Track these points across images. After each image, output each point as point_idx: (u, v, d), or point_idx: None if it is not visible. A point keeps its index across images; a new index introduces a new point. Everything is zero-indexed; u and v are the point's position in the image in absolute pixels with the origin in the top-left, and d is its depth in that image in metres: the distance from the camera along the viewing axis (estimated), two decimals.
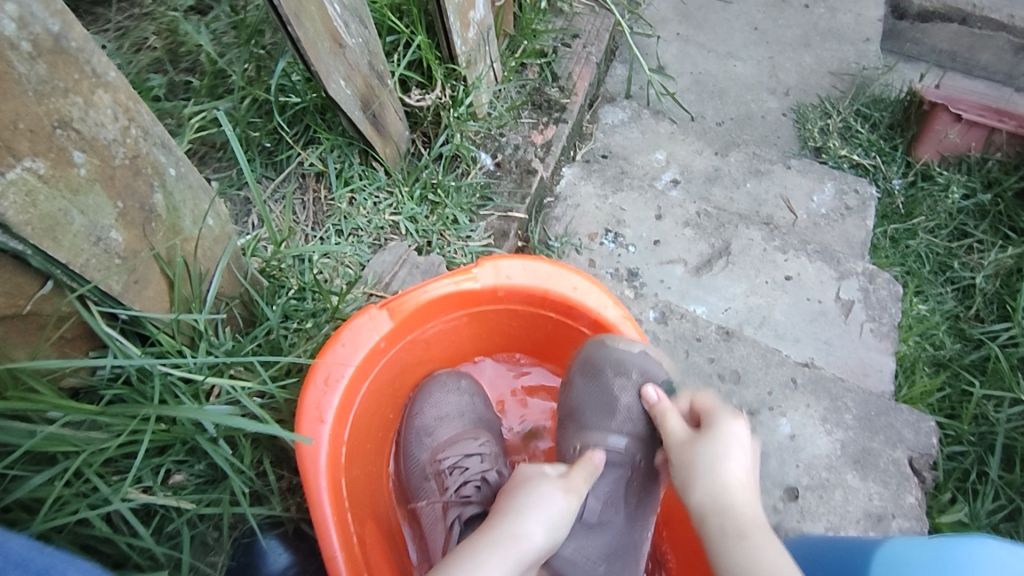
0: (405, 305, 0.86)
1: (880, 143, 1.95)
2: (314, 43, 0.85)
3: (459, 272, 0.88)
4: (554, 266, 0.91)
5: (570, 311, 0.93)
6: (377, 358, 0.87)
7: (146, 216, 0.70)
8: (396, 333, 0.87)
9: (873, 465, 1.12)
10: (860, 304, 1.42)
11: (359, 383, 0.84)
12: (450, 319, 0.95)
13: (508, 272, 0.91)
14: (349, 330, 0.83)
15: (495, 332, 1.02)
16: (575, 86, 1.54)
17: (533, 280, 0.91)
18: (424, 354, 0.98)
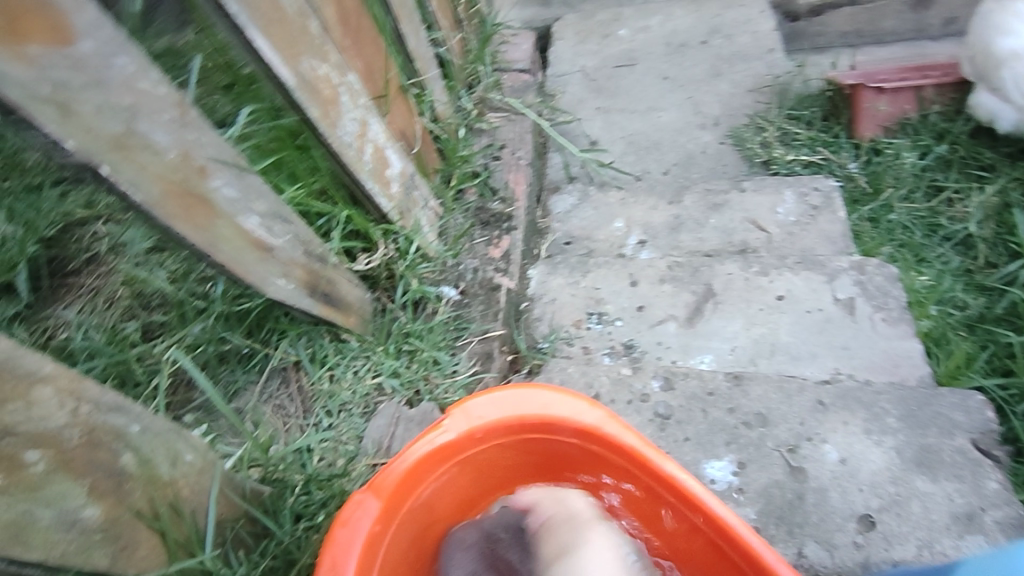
0: (387, 481, 0.81)
1: (820, 136, 1.96)
2: (239, 260, 0.92)
3: (431, 428, 0.84)
4: (518, 390, 0.87)
5: (551, 428, 0.88)
6: (377, 546, 0.80)
7: (118, 480, 0.70)
8: (387, 513, 0.81)
9: (938, 462, 1.04)
10: (862, 297, 1.38)
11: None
12: (439, 477, 0.89)
13: (478, 411, 0.87)
14: (342, 529, 0.76)
15: (492, 472, 0.96)
16: (513, 192, 1.59)
17: (504, 412, 0.87)
18: (427, 520, 0.92)
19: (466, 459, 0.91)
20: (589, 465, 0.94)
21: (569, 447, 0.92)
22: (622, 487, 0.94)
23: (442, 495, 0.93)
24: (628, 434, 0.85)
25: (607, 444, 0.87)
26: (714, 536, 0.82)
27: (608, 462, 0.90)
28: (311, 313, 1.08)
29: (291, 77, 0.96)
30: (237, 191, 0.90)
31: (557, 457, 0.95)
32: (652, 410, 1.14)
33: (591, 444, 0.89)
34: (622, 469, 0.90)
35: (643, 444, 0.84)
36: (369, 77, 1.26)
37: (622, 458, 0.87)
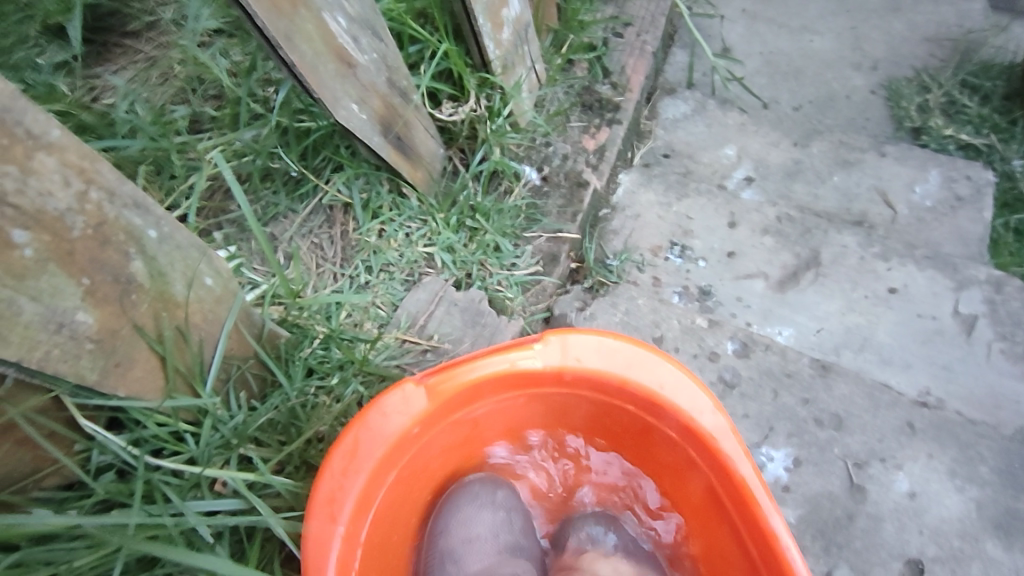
0: (449, 385, 0.73)
1: (993, 117, 1.64)
2: (314, 67, 0.73)
3: (518, 348, 0.75)
4: (635, 352, 0.76)
5: (654, 408, 0.77)
6: (408, 444, 0.74)
7: (123, 288, 0.59)
8: (432, 416, 0.74)
9: (1020, 531, 0.90)
10: (986, 319, 1.18)
11: (381, 475, 0.71)
12: (504, 399, 0.81)
13: (578, 352, 0.76)
14: (375, 414, 0.70)
15: (562, 416, 0.87)
16: (629, 81, 1.36)
17: (609, 365, 0.76)
18: (472, 432, 0.85)
19: (542, 394, 0.82)
20: (674, 462, 0.84)
21: (661, 434, 0.81)
22: (695, 498, 0.83)
23: (498, 415, 0.85)
24: (742, 462, 0.73)
25: (707, 453, 0.76)
26: None
27: (695, 466, 0.80)
28: (378, 155, 0.92)
29: None
30: None
31: (639, 435, 0.84)
32: (717, 372, 1.01)
33: (689, 445, 0.78)
34: (710, 486, 0.79)
35: (755, 481, 0.72)
36: None
37: (718, 475, 0.75)
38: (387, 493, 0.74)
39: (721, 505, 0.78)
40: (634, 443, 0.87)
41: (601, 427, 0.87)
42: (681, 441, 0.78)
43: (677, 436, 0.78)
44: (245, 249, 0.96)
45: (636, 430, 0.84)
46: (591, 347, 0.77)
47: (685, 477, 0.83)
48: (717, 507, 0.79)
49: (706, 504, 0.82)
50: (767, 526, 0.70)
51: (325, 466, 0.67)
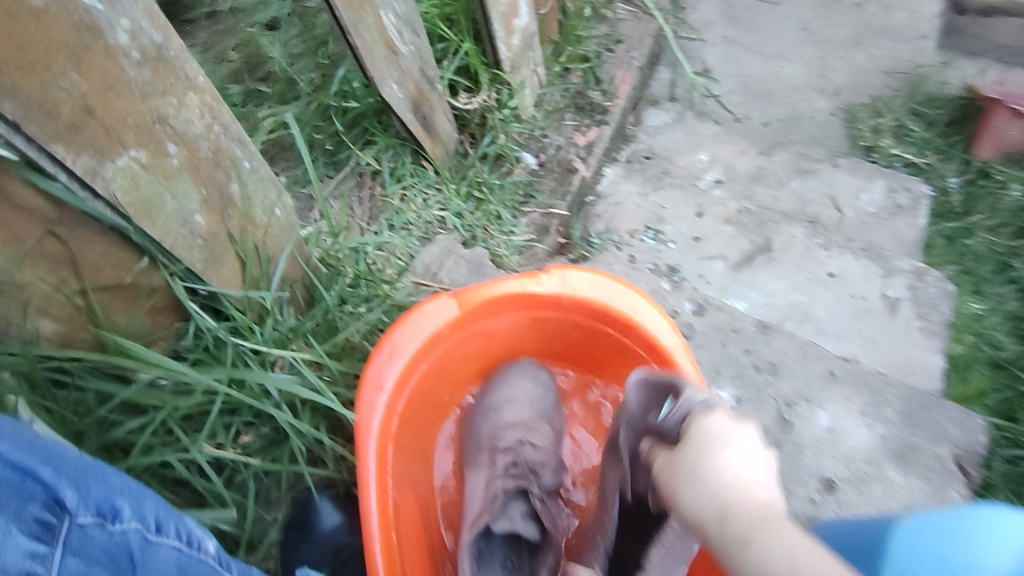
0: (472, 298, 0.92)
1: (935, 140, 1.88)
2: (370, 51, 0.94)
3: (527, 276, 0.95)
4: (618, 284, 0.94)
5: (628, 330, 0.95)
6: (438, 342, 0.93)
7: (224, 203, 0.78)
8: (459, 323, 0.94)
9: (915, 460, 1.11)
10: (907, 301, 1.40)
11: (416, 363, 0.90)
12: (513, 319, 1.01)
13: (574, 283, 0.95)
14: (417, 313, 0.90)
15: (560, 340, 1.06)
16: (617, 89, 1.58)
17: (596, 294, 0.95)
18: (488, 348, 1.05)
19: (542, 318, 1.01)
20: None
21: (633, 354, 0.99)
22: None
23: (509, 334, 1.04)
24: (692, 372, 0.90)
25: (667, 370, 0.94)
26: None
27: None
28: (407, 127, 1.12)
29: None
30: None
31: (618, 359, 1.02)
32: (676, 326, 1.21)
33: (653, 361, 0.95)
34: None
35: (701, 388, 0.90)
36: None
37: None
38: (421, 379, 0.94)
39: None
40: (617, 366, 1.04)
41: (589, 352, 1.05)
42: (648, 358, 0.96)
43: (644, 355, 0.96)
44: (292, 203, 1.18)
45: (616, 353, 1.01)
46: (585, 279, 0.96)
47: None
48: None
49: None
50: None
51: (376, 351, 0.87)
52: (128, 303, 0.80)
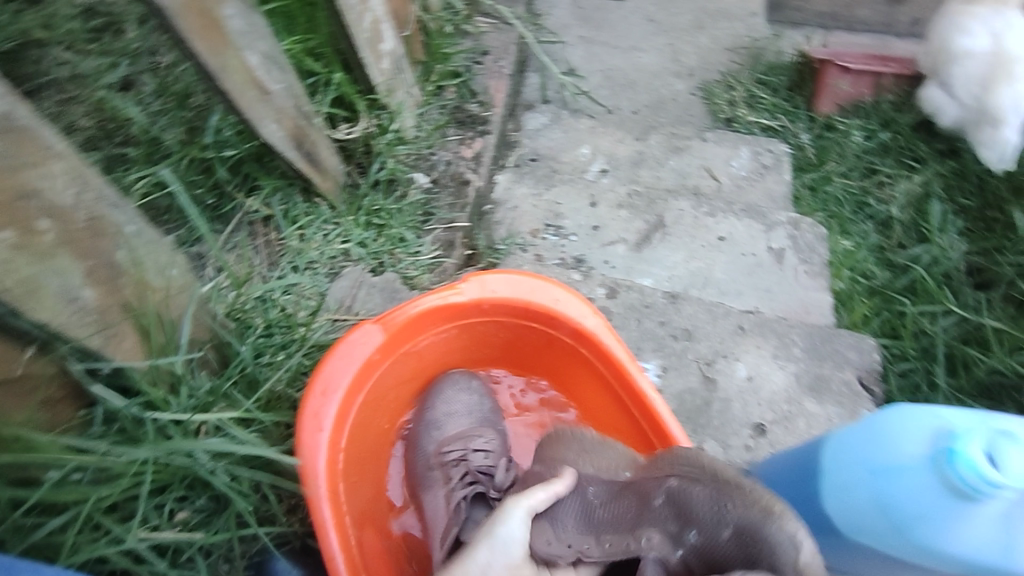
0: (396, 319, 0.90)
1: (782, 104, 2.08)
2: (241, 93, 0.91)
3: (446, 287, 0.93)
4: (535, 279, 0.95)
5: (552, 321, 0.97)
6: (370, 372, 0.90)
7: (113, 272, 0.73)
8: (388, 347, 0.91)
9: (826, 389, 1.21)
10: (790, 250, 1.53)
11: (352, 397, 0.87)
12: (439, 333, 0.99)
13: (493, 285, 0.95)
14: (344, 346, 0.87)
15: (488, 344, 1.06)
16: (493, 99, 1.62)
17: (516, 293, 0.95)
18: (420, 367, 1.03)
19: (468, 324, 1.00)
20: (576, 367, 1.03)
21: (560, 343, 1.00)
22: (597, 401, 1.03)
23: (437, 350, 1.03)
24: (617, 348, 0.94)
25: (596, 350, 0.96)
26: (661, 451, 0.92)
27: (590, 367, 1.00)
28: (294, 166, 1.10)
29: None
30: (246, 23, 0.88)
31: (547, 351, 1.03)
32: None
33: (582, 345, 0.97)
34: (600, 375, 0.99)
35: (628, 361, 0.94)
36: None
37: (605, 365, 0.96)
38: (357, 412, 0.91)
39: (612, 390, 0.98)
40: (547, 359, 1.05)
41: (519, 350, 1.06)
42: (575, 344, 0.98)
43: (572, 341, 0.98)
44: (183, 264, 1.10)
45: (545, 347, 1.03)
46: (503, 280, 0.96)
47: (587, 383, 1.02)
48: (609, 392, 0.99)
49: (603, 401, 1.02)
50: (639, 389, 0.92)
51: (309, 392, 0.83)
52: (23, 399, 0.72)
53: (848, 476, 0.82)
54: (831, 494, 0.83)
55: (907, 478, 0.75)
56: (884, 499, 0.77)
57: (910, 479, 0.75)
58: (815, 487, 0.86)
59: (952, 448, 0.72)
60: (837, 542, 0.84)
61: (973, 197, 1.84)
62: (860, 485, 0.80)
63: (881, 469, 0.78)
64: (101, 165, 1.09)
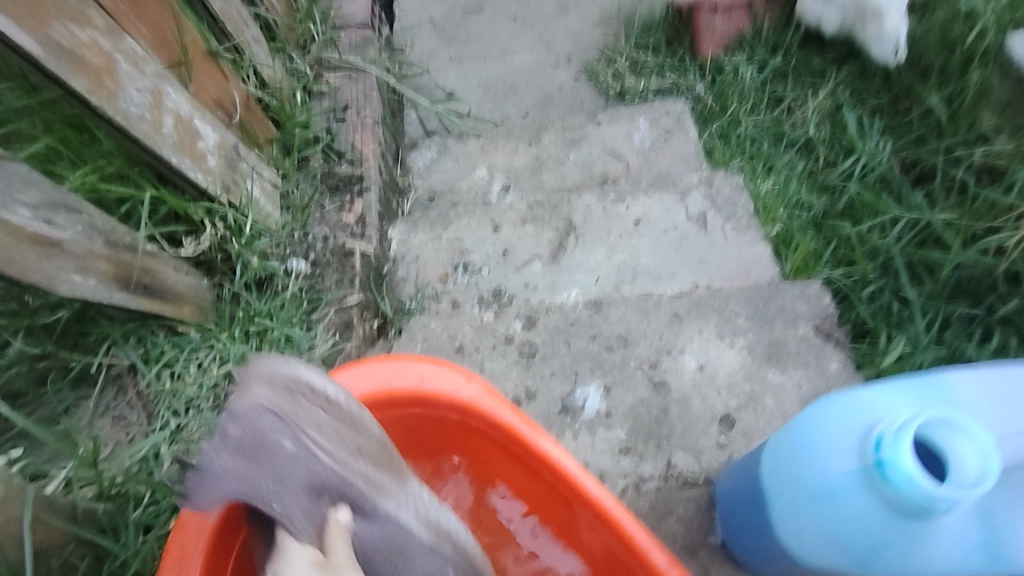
0: None
1: (667, 61, 1.98)
2: (13, 258, 0.78)
3: None
4: (391, 363, 0.81)
5: (427, 402, 0.83)
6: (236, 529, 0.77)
7: None
8: None
9: (785, 353, 1.10)
10: (712, 211, 1.42)
11: (219, 564, 0.75)
12: None
13: (347, 385, 0.80)
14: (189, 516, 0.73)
15: None
16: (362, 153, 1.51)
17: (375, 385, 0.81)
18: None
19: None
20: (478, 442, 0.88)
21: (449, 422, 0.86)
22: (515, 471, 0.88)
23: None
24: (504, 411, 0.80)
25: (485, 420, 0.82)
26: (589, 516, 0.79)
27: (490, 439, 0.85)
28: (129, 308, 0.97)
29: (39, 49, 0.79)
30: None
31: (444, 432, 0.89)
32: (517, 350, 1.13)
33: (469, 419, 0.83)
34: (500, 445, 0.84)
35: (519, 421, 0.80)
36: (160, 43, 1.08)
37: (500, 436, 0.82)
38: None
39: (519, 459, 0.84)
40: (448, 439, 0.91)
41: (414, 440, 0.90)
42: (463, 420, 0.84)
43: (458, 418, 0.84)
44: (40, 454, 0.92)
45: (437, 429, 0.88)
46: (355, 375, 0.81)
47: (497, 455, 0.88)
48: (518, 462, 0.85)
49: (519, 471, 0.87)
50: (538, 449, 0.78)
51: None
52: None
53: (790, 502, 0.70)
54: (782, 524, 0.72)
55: (855, 499, 0.62)
56: (830, 528, 0.65)
57: (849, 504, 0.63)
58: (768, 515, 0.75)
59: (879, 461, 0.59)
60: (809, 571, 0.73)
61: (883, 93, 1.75)
62: (803, 512, 0.68)
63: (819, 494, 0.66)
64: None
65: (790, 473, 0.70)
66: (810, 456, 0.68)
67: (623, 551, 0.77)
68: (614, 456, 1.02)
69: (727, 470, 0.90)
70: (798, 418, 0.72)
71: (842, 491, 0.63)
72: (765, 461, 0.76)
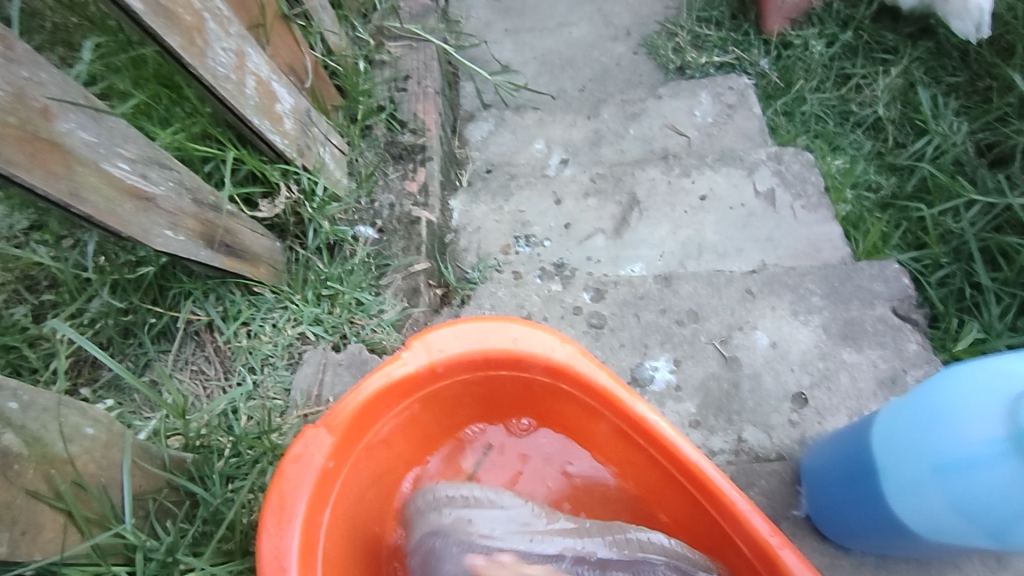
0: (342, 415, 0.76)
1: (731, 35, 1.92)
2: (112, 211, 0.81)
3: (387, 360, 0.79)
4: (484, 323, 0.82)
5: (519, 364, 0.83)
6: (331, 481, 0.76)
7: (2, 463, 0.63)
8: (342, 448, 0.77)
9: (861, 332, 1.08)
10: (780, 187, 1.41)
11: (317, 515, 0.74)
12: (402, 412, 0.85)
13: (440, 344, 0.81)
14: (291, 466, 0.73)
15: (460, 409, 0.91)
16: (424, 123, 1.48)
17: (468, 345, 0.82)
18: (394, 454, 0.88)
19: (430, 394, 0.86)
20: (565, 407, 0.89)
21: (539, 385, 0.87)
22: (602, 437, 0.89)
23: (407, 431, 0.88)
24: (599, 373, 0.81)
25: (577, 383, 0.83)
26: (686, 482, 0.81)
27: (579, 403, 0.86)
28: (212, 266, 1.00)
29: (138, 3, 0.80)
30: (96, 135, 0.78)
31: (531, 396, 0.90)
32: (585, 321, 1.13)
33: (561, 381, 0.84)
34: (592, 409, 0.85)
35: (616, 385, 0.81)
36: (241, 4, 1.09)
37: (593, 398, 0.83)
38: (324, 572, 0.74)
39: (610, 422, 0.85)
40: (531, 404, 0.91)
41: (498, 403, 0.91)
42: (555, 382, 0.84)
43: (550, 381, 0.84)
44: (130, 403, 0.98)
45: (523, 393, 0.89)
46: (448, 335, 0.82)
47: (586, 419, 0.88)
48: (610, 427, 0.86)
49: (611, 436, 0.87)
50: (634, 413, 0.80)
51: (262, 525, 0.70)
52: None
53: (912, 474, 0.70)
54: (899, 494, 0.72)
55: (991, 470, 0.62)
56: (958, 499, 0.65)
57: (985, 474, 0.63)
58: (879, 485, 0.75)
59: None
60: (927, 543, 0.73)
61: (959, 73, 1.70)
62: (928, 486, 0.68)
63: (947, 464, 0.66)
64: (28, 319, 1.00)
65: (914, 445, 0.70)
66: (936, 428, 0.68)
67: (718, 518, 0.79)
68: (684, 428, 1.02)
69: (819, 445, 0.90)
70: (919, 392, 0.72)
71: (976, 460, 0.63)
72: (879, 433, 0.75)
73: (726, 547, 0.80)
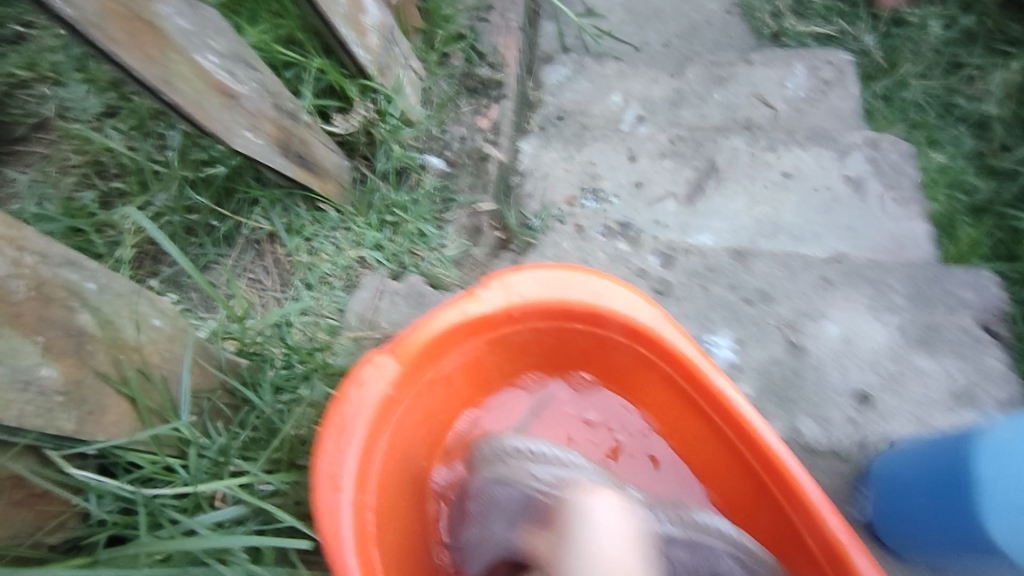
0: (412, 344, 0.76)
1: (837, 5, 1.80)
2: (199, 104, 0.79)
3: (464, 297, 0.79)
4: (569, 273, 0.82)
5: (597, 319, 0.83)
6: (391, 410, 0.77)
7: (76, 340, 0.64)
8: (406, 378, 0.78)
9: (940, 339, 1.04)
10: (872, 176, 1.34)
11: (374, 441, 0.75)
12: (468, 350, 0.85)
13: (520, 288, 0.81)
14: (354, 388, 0.73)
15: (523, 356, 0.91)
16: (504, 58, 1.41)
17: (549, 293, 0.82)
18: (450, 392, 0.88)
19: (499, 337, 0.86)
20: (634, 368, 0.89)
21: (613, 343, 0.87)
22: (669, 404, 0.89)
23: (468, 371, 0.88)
24: (682, 341, 0.80)
25: (656, 346, 0.82)
26: (753, 463, 0.80)
27: (654, 367, 0.86)
28: (284, 175, 0.98)
29: None
30: (190, 23, 0.76)
31: (599, 353, 0.90)
32: (649, 286, 1.09)
33: (637, 342, 0.84)
34: (665, 375, 0.85)
35: (698, 355, 0.80)
36: None
37: (670, 363, 0.82)
38: (375, 498, 0.75)
39: (681, 389, 0.85)
40: (598, 361, 0.92)
41: (564, 355, 0.91)
42: (632, 343, 0.84)
43: (626, 340, 0.84)
44: (189, 301, 0.98)
45: (592, 348, 0.89)
46: (529, 280, 0.82)
47: (656, 385, 0.88)
48: (679, 395, 0.86)
49: (679, 404, 0.87)
50: (714, 387, 0.79)
51: (320, 443, 0.70)
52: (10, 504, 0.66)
53: None
54: (995, 513, 0.69)
55: None
56: None
57: None
58: (968, 500, 0.72)
59: None
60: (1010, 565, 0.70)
61: None
62: None
63: None
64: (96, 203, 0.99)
65: None
66: None
67: (785, 505, 0.77)
68: None
69: (895, 450, 0.87)
70: None
71: None
72: (980, 447, 0.71)
73: (786, 536, 0.79)
